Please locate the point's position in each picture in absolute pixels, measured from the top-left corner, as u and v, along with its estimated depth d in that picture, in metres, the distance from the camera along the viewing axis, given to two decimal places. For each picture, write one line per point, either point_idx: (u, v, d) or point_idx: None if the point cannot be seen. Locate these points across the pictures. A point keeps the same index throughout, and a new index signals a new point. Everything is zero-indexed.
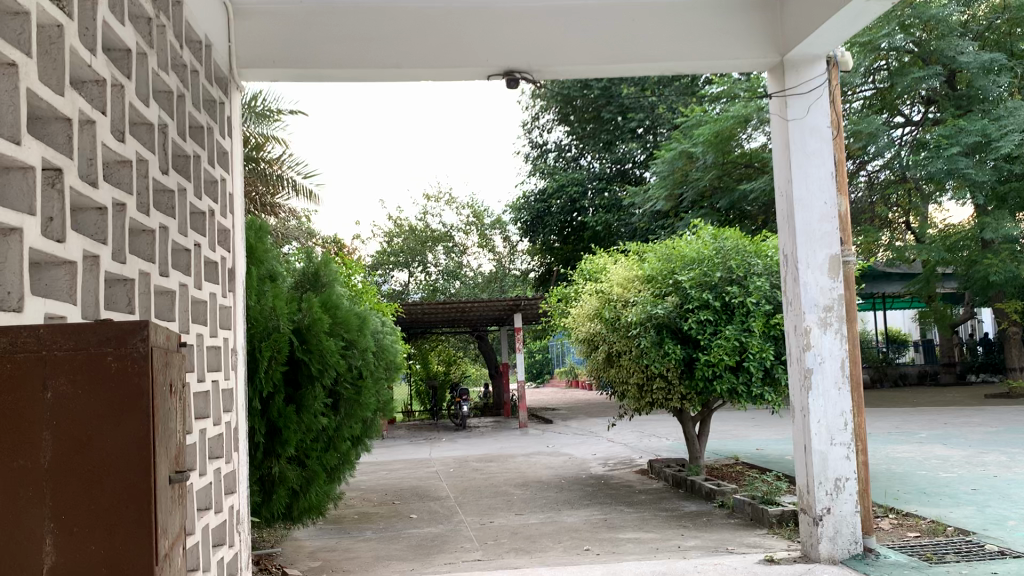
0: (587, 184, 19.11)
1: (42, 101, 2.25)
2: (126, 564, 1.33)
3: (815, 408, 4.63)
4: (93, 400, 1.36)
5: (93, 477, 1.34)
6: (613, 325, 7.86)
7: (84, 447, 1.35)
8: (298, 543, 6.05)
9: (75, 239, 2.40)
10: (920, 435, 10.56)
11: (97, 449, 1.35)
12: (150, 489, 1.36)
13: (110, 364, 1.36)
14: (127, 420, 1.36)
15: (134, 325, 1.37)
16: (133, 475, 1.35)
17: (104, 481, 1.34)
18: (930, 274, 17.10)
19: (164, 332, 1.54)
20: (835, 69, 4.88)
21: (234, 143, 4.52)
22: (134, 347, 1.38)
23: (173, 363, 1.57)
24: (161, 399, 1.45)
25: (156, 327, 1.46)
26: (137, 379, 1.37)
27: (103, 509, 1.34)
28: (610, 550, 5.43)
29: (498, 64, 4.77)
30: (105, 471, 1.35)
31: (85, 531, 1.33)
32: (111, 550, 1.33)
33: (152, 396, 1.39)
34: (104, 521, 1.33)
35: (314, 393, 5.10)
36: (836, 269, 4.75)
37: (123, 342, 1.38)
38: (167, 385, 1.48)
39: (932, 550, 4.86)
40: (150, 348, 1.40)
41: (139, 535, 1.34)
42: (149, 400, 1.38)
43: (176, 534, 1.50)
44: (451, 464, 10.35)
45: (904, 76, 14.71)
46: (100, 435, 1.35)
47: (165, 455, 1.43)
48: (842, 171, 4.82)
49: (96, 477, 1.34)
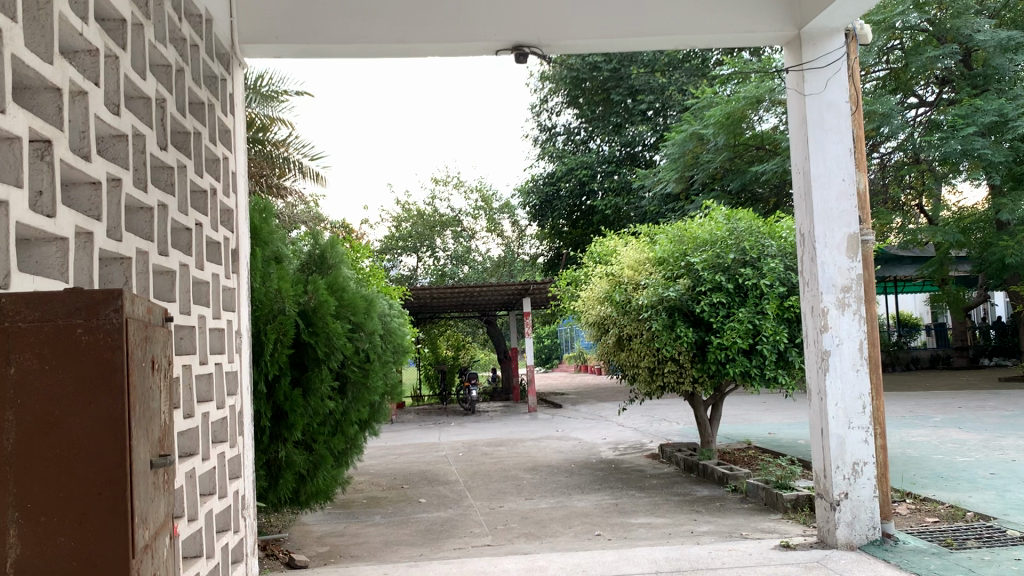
0: (597, 167, 18.91)
1: (29, 69, 2.14)
2: (98, 555, 1.24)
3: (833, 390, 4.52)
4: (60, 378, 1.27)
5: (62, 460, 1.25)
6: (623, 308, 7.73)
7: (52, 429, 1.26)
8: (305, 528, 5.99)
9: (67, 215, 2.30)
10: (935, 419, 10.44)
11: (66, 430, 1.26)
12: (126, 474, 1.27)
13: (80, 338, 1.27)
14: (100, 398, 1.27)
15: (106, 294, 1.28)
16: (107, 459, 1.26)
17: (75, 465, 1.25)
18: (942, 258, 16.93)
19: (144, 305, 1.46)
20: (854, 42, 4.73)
21: (237, 121, 4.40)
22: (107, 318, 1.29)
23: (154, 339, 1.48)
24: (138, 376, 1.36)
25: (133, 297, 1.36)
26: (110, 353, 1.28)
27: (74, 495, 1.25)
28: (621, 535, 5.34)
29: (505, 38, 4.65)
30: (76, 453, 1.25)
31: (53, 521, 1.24)
32: (80, 542, 1.24)
33: (127, 372, 1.30)
34: (74, 509, 1.24)
35: (321, 376, 5.01)
36: (854, 248, 4.62)
37: (95, 312, 1.29)
38: (145, 360, 1.40)
39: (952, 535, 4.76)
40: (125, 320, 1.31)
41: (114, 523, 1.25)
42: (123, 376, 1.29)
43: (158, 522, 1.41)
44: (460, 449, 10.29)
45: (918, 55, 14.39)
46: (70, 416, 1.26)
47: (145, 436, 1.35)
48: (862, 147, 4.67)
49: (65, 460, 1.25)
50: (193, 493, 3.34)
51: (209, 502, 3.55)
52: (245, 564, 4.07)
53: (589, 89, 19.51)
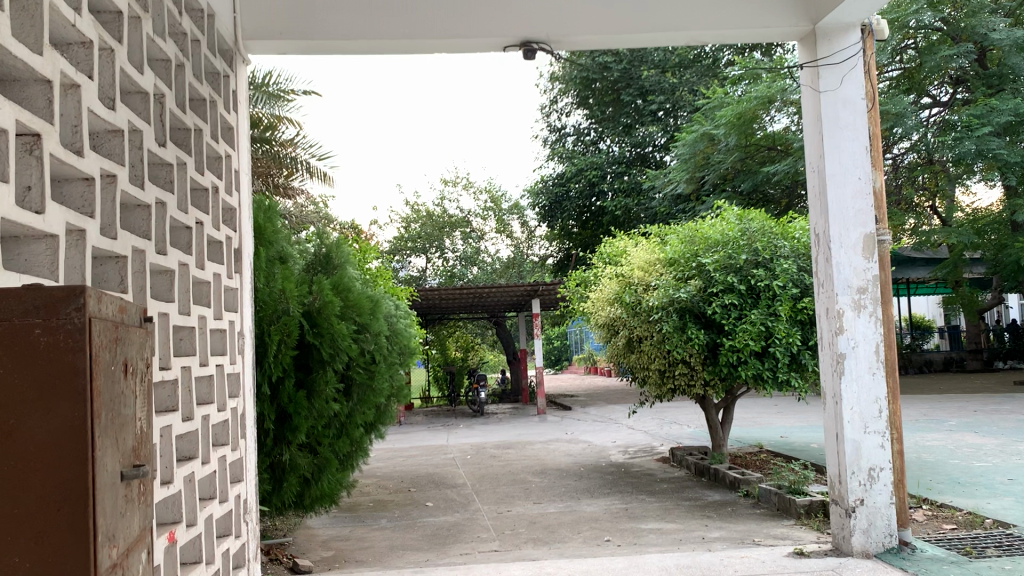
0: (607, 168, 18.79)
1: (17, 60, 2.07)
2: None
3: (848, 394, 4.41)
4: (21, 382, 1.20)
5: (19, 472, 1.19)
6: (633, 309, 7.62)
7: (11, 438, 1.19)
8: (310, 532, 5.91)
9: (57, 211, 2.22)
10: (950, 422, 10.29)
11: (25, 440, 1.19)
12: (89, 487, 1.19)
13: (39, 340, 1.20)
14: (60, 405, 1.20)
15: (67, 292, 1.20)
16: (68, 471, 1.19)
17: (33, 479, 1.18)
18: (957, 259, 16.76)
19: (117, 303, 1.38)
20: (871, 38, 4.61)
21: (240, 118, 4.33)
22: (68, 319, 1.21)
23: (128, 339, 1.40)
24: (106, 381, 1.28)
25: (100, 294, 1.29)
26: (70, 356, 1.20)
27: (32, 509, 1.18)
28: (631, 541, 5.24)
29: (513, 34, 4.57)
30: (34, 465, 1.18)
31: (11, 536, 1.18)
32: (41, 559, 1.18)
33: (91, 376, 1.22)
34: (33, 525, 1.18)
35: (326, 378, 4.93)
36: (870, 248, 4.50)
37: (54, 311, 1.21)
38: (116, 363, 1.32)
39: (971, 543, 4.64)
40: (88, 320, 1.23)
41: (75, 541, 1.18)
42: (86, 382, 1.21)
43: (131, 536, 1.34)
44: (469, 451, 10.20)
45: (933, 54, 14.21)
46: (29, 425, 1.19)
47: (113, 447, 1.28)
48: (878, 146, 4.56)
49: (23, 472, 1.19)
50: (192, 497, 3.26)
51: (209, 506, 3.48)
52: (247, 569, 3.99)
53: (599, 90, 19.43)
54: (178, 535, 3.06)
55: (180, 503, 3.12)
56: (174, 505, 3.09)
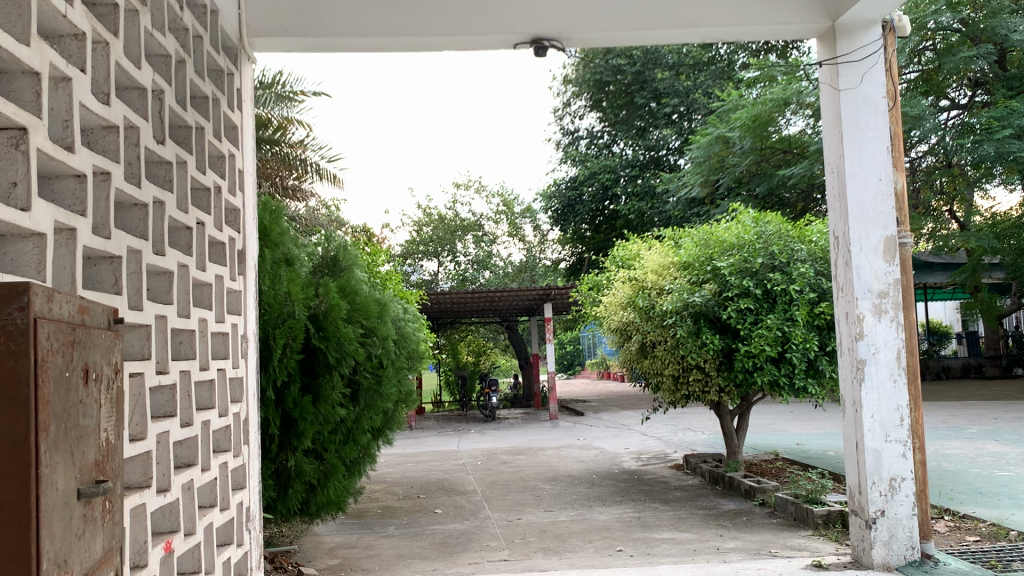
0: (620, 171, 18.65)
1: (3, 50, 1.97)
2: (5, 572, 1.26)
3: (868, 402, 4.26)
4: None
5: None
6: (647, 314, 7.50)
7: None
8: (317, 539, 5.81)
9: (44, 208, 2.13)
10: (970, 430, 10.09)
11: None
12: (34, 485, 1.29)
13: None
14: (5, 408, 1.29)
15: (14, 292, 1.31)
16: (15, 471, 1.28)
17: None
18: (975, 264, 16.55)
19: (67, 305, 1.49)
20: (893, 34, 4.46)
21: (245, 117, 4.25)
22: (12, 318, 1.31)
23: (80, 341, 1.51)
24: (54, 385, 1.38)
25: (43, 297, 1.39)
26: (13, 360, 1.30)
27: None
28: (644, 551, 5.11)
29: (524, 30, 4.47)
30: None
31: None
32: None
33: (33, 382, 1.31)
34: None
35: (332, 382, 4.83)
36: (891, 251, 4.36)
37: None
38: (68, 367, 1.43)
39: (996, 556, 4.48)
40: (31, 320, 1.33)
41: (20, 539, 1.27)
42: (28, 386, 1.30)
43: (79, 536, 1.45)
44: (479, 457, 10.09)
45: (952, 56, 14.03)
46: None
47: (58, 450, 1.38)
48: (900, 146, 4.42)
49: None
50: (191, 505, 3.17)
51: (209, 515, 3.38)
52: None
53: (613, 93, 19.35)
54: (176, 544, 2.96)
55: (177, 511, 3.02)
56: (171, 514, 3.00)
